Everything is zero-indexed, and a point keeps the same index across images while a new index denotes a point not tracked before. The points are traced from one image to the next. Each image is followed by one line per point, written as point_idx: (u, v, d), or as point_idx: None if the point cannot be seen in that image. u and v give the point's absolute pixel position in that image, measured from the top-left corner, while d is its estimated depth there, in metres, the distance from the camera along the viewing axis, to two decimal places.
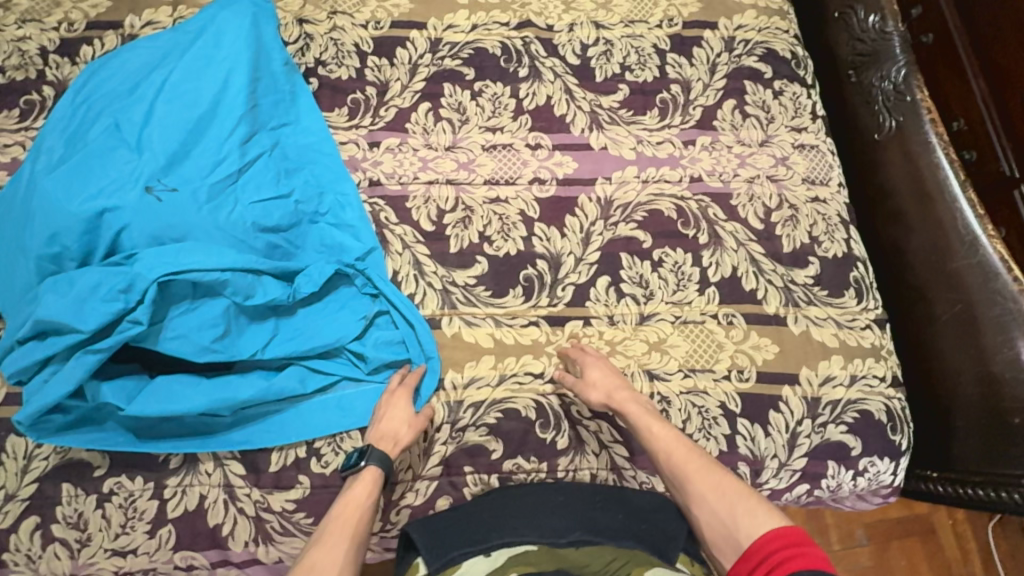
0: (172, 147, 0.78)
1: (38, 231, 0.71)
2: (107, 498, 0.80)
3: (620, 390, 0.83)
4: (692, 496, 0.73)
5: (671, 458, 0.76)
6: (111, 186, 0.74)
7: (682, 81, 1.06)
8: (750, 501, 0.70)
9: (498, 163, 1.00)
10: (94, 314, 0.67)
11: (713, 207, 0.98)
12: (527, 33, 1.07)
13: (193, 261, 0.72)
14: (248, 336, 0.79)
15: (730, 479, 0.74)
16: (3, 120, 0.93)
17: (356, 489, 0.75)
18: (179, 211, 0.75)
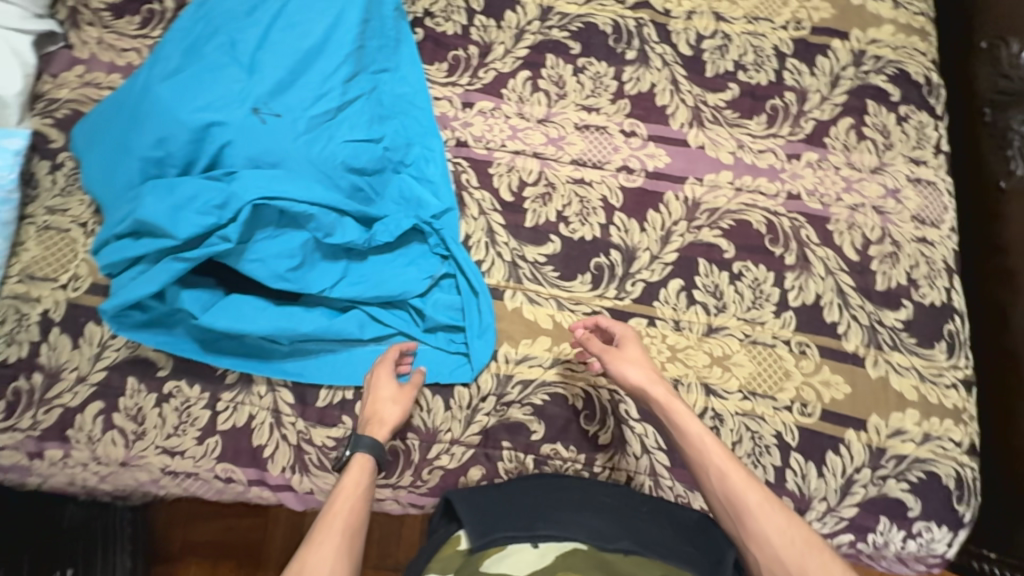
0: (279, 73, 0.79)
1: (148, 133, 0.73)
2: (165, 399, 0.84)
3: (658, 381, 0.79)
4: (753, 536, 0.68)
5: (727, 481, 0.71)
6: (220, 101, 0.75)
7: (798, 90, 0.99)
8: (817, 554, 0.67)
9: (589, 144, 0.97)
10: (188, 223, 0.69)
11: (807, 228, 0.92)
12: (642, 14, 1.03)
13: (285, 190, 0.73)
14: (319, 273, 0.79)
15: (795, 521, 0.69)
16: (124, 25, 0.99)
17: (350, 476, 0.75)
18: (279, 138, 0.76)
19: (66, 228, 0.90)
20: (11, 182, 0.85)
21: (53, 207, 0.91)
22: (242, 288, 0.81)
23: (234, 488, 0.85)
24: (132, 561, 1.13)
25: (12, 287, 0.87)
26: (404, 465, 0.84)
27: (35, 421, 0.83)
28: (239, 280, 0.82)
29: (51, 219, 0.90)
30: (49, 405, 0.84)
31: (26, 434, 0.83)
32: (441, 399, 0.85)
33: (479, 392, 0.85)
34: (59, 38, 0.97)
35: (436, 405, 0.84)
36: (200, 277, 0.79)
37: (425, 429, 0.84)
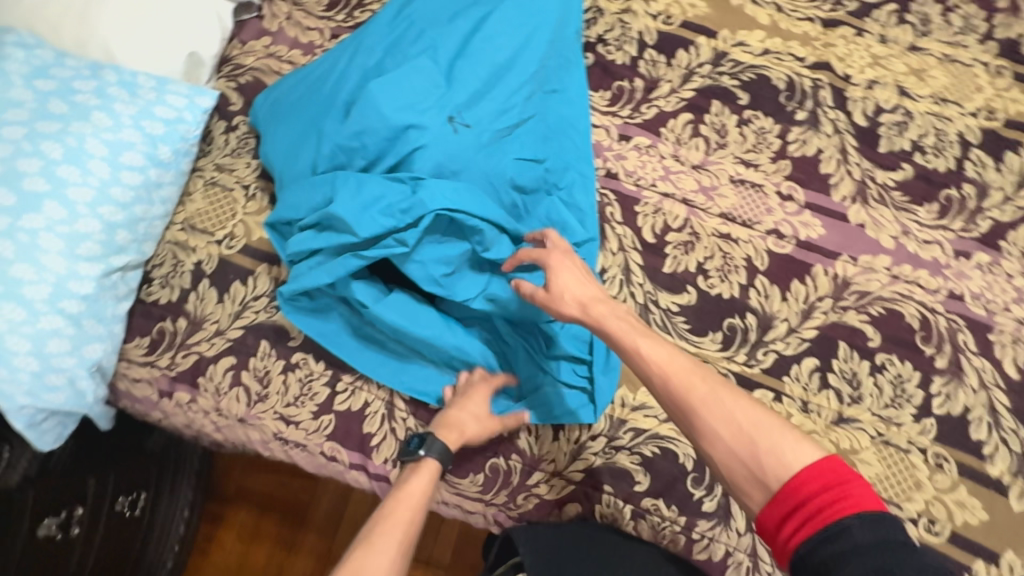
0: (469, 87, 0.81)
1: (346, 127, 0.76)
2: (292, 368, 0.87)
3: (596, 303, 0.70)
4: (703, 433, 0.61)
5: (671, 385, 0.64)
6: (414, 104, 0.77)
7: (978, 184, 0.92)
8: (776, 437, 0.58)
9: (741, 200, 0.94)
10: (372, 224, 0.72)
11: (966, 333, 0.86)
12: (820, 75, 0.98)
13: (462, 203, 0.74)
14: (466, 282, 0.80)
15: (743, 403, 0.61)
16: (314, 5, 1.03)
17: (417, 477, 0.76)
18: (460, 147, 0.77)
19: (230, 187, 0.95)
20: (194, 137, 0.89)
21: (222, 164, 0.96)
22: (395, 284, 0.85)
23: (334, 467, 0.88)
24: (191, 494, 1.28)
25: (174, 233, 0.93)
26: (501, 484, 0.84)
27: (173, 362, 0.89)
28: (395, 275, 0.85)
29: (218, 176, 0.96)
30: (188, 350, 0.89)
31: (162, 372, 0.89)
32: (551, 427, 0.85)
33: (590, 430, 0.84)
34: (254, 8, 1.03)
35: (545, 432, 0.84)
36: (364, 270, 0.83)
37: (529, 454, 0.84)
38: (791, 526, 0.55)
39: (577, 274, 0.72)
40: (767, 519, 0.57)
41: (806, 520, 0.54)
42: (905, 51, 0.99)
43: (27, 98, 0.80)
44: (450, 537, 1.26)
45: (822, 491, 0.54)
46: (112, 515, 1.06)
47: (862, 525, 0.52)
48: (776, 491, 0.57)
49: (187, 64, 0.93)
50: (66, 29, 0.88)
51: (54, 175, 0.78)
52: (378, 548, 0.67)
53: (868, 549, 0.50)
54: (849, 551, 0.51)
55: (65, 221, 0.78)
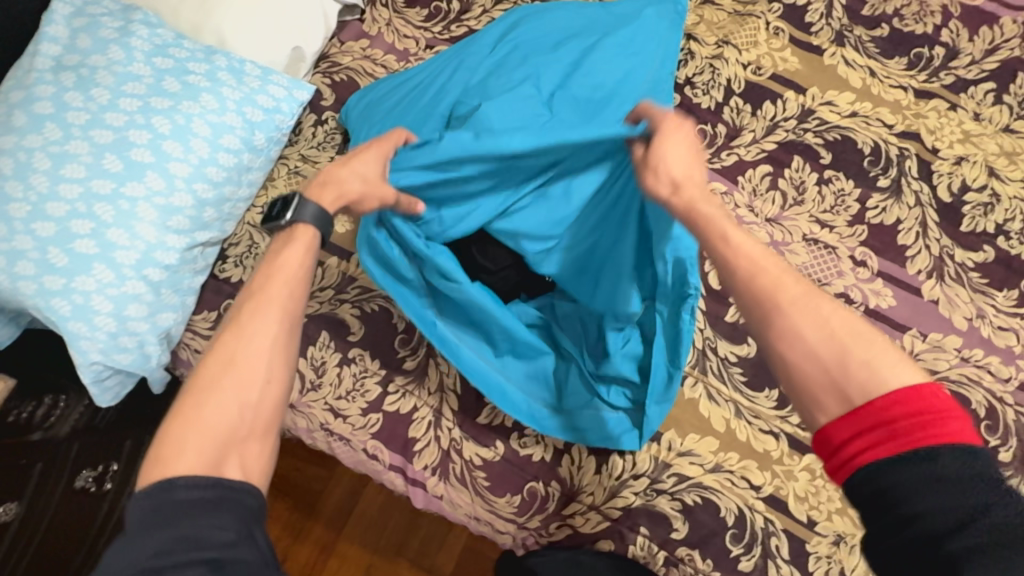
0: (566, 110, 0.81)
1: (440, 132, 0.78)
2: (347, 362, 0.89)
3: (690, 185, 0.65)
4: (782, 330, 0.54)
5: (755, 282, 0.56)
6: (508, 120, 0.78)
7: None
8: (875, 352, 0.51)
9: (812, 259, 0.93)
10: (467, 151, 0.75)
11: None
12: (908, 144, 0.98)
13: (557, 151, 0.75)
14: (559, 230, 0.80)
15: (839, 311, 0.54)
16: (414, 16, 1.07)
17: (292, 253, 0.65)
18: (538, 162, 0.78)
19: (312, 179, 0.98)
20: (287, 128, 0.93)
21: (307, 156, 0.99)
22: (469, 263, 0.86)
23: (373, 465, 0.89)
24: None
25: (253, 216, 0.96)
26: (536, 509, 0.84)
27: None
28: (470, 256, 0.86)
29: (301, 166, 0.99)
30: None
31: None
32: (595, 460, 0.84)
33: (633, 468, 0.83)
34: (357, 11, 1.07)
35: (588, 464, 0.83)
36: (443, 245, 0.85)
37: (569, 483, 0.83)
38: (861, 445, 0.49)
39: (688, 150, 0.67)
40: (837, 435, 0.50)
41: (885, 439, 0.48)
42: (998, 132, 0.98)
43: (146, 73, 0.85)
44: (454, 549, 1.26)
45: (913, 415, 0.47)
46: (141, 475, 1.07)
47: (953, 455, 0.46)
48: (860, 404, 0.49)
49: (290, 58, 0.97)
50: (186, 13, 0.93)
51: (159, 148, 0.83)
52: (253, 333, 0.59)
53: (953, 479, 0.45)
54: (925, 478, 0.45)
55: (163, 193, 0.82)
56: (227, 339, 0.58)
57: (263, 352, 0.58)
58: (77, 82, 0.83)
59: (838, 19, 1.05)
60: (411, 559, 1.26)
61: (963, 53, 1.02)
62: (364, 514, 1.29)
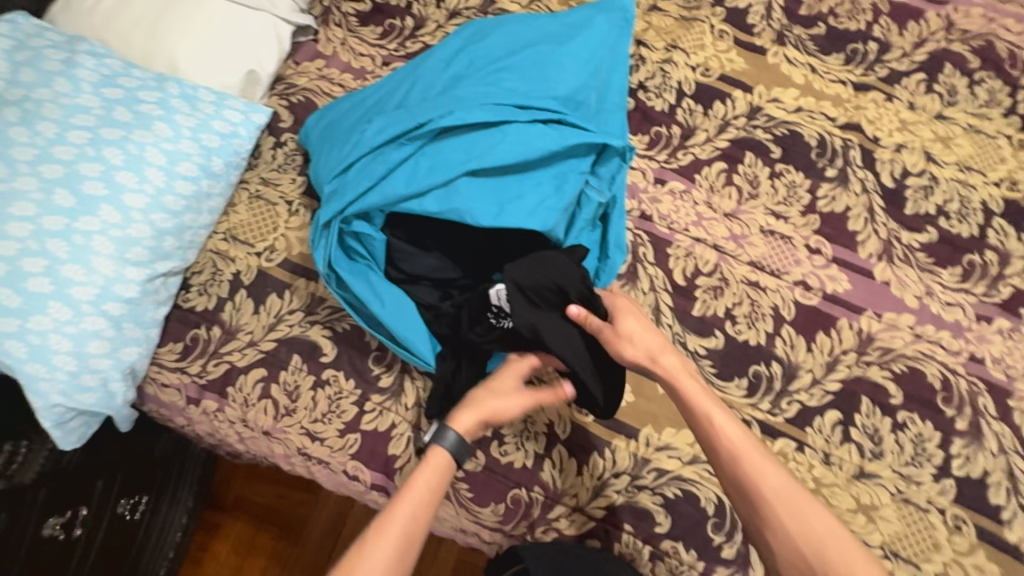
0: (521, 129, 0.76)
1: (395, 173, 0.75)
2: (321, 384, 0.88)
3: (663, 353, 0.74)
4: (766, 522, 0.67)
5: (737, 462, 0.69)
6: (460, 159, 0.74)
7: (1000, 252, 0.95)
8: (836, 539, 0.65)
9: (770, 250, 0.97)
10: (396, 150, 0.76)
11: (986, 397, 0.88)
12: (850, 135, 1.03)
13: (487, 145, 0.74)
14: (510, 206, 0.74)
15: (816, 507, 0.67)
16: (368, 34, 1.08)
17: (424, 479, 0.72)
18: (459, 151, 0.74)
19: (274, 202, 0.97)
20: (246, 151, 0.92)
21: (268, 178, 0.99)
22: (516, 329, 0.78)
23: (354, 486, 0.88)
24: (192, 501, 1.27)
25: (216, 242, 0.94)
26: (521, 516, 0.84)
27: (203, 369, 0.89)
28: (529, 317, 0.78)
29: (263, 189, 0.98)
30: (220, 359, 0.89)
31: (191, 378, 0.89)
32: (575, 461, 0.85)
33: (613, 467, 0.84)
34: (311, 31, 1.07)
35: (569, 467, 0.84)
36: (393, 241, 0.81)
37: (552, 487, 0.84)
38: None
39: (642, 321, 0.76)
40: None
41: None
42: (932, 119, 1.03)
43: (95, 105, 0.83)
44: (446, 565, 1.24)
45: None
46: (113, 518, 1.05)
47: None
48: None
49: (244, 81, 0.96)
50: (136, 42, 0.92)
51: (114, 180, 0.81)
52: (381, 539, 0.66)
53: None
54: None
55: (119, 225, 0.81)
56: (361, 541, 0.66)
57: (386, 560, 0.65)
58: (22, 117, 0.81)
59: (778, 21, 1.10)
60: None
61: (894, 47, 1.08)
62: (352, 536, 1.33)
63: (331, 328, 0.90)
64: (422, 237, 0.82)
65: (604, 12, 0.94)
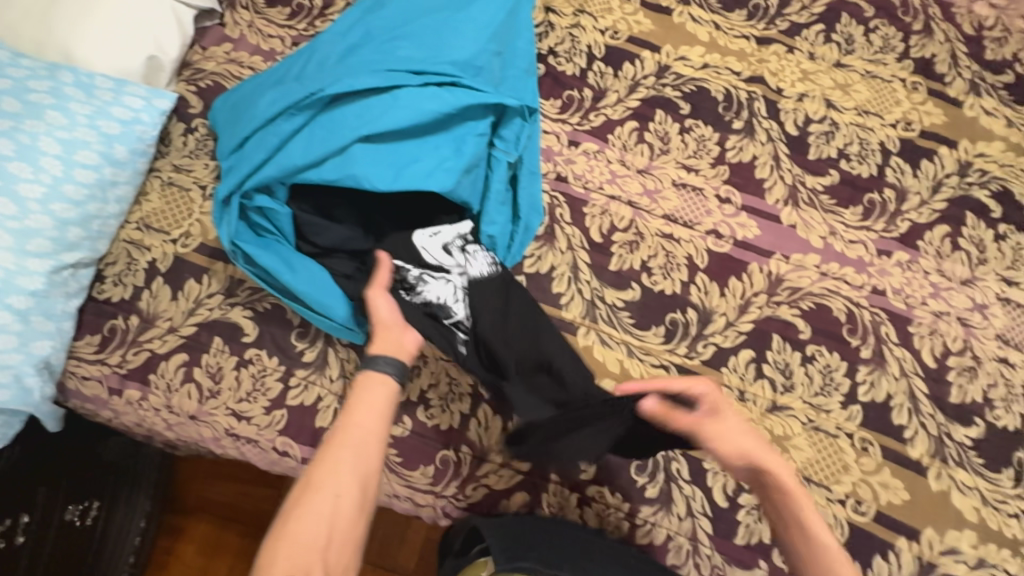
0: (413, 92, 0.77)
1: (291, 143, 0.75)
2: (244, 364, 0.88)
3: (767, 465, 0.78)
4: None
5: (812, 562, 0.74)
6: (353, 125, 0.75)
7: (897, 189, 1.00)
8: (814, 538, 0.75)
9: (683, 202, 0.99)
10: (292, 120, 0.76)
11: (888, 325, 0.92)
12: (755, 88, 1.06)
13: (380, 109, 0.75)
14: (409, 171, 0.75)
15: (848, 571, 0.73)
16: (276, 14, 1.07)
17: (368, 409, 0.73)
18: (353, 118, 0.75)
19: (188, 187, 0.96)
20: (151, 138, 0.91)
21: (180, 165, 0.97)
22: (440, 297, 0.82)
23: (286, 462, 0.88)
24: (149, 505, 1.23)
25: (129, 232, 0.93)
26: (451, 476, 0.86)
27: (123, 359, 0.89)
28: (483, 322, 0.80)
29: (175, 176, 0.97)
30: (139, 348, 0.89)
31: (112, 370, 0.89)
32: (500, 418, 0.87)
33: None
34: (216, 15, 1.06)
35: (494, 424, 0.86)
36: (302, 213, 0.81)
37: (479, 445, 0.86)
38: None
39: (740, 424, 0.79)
40: None
41: None
42: (832, 67, 1.07)
43: None
44: (412, 544, 1.26)
45: None
46: (61, 525, 1.03)
47: None
48: None
49: (146, 67, 0.95)
50: (27, 32, 0.90)
51: (6, 171, 0.80)
52: (335, 473, 0.69)
53: None
54: None
55: (15, 217, 0.80)
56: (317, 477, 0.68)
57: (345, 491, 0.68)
58: None
59: None
60: (374, 562, 1.25)
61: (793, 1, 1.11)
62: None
63: (251, 308, 0.90)
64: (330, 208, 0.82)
65: None
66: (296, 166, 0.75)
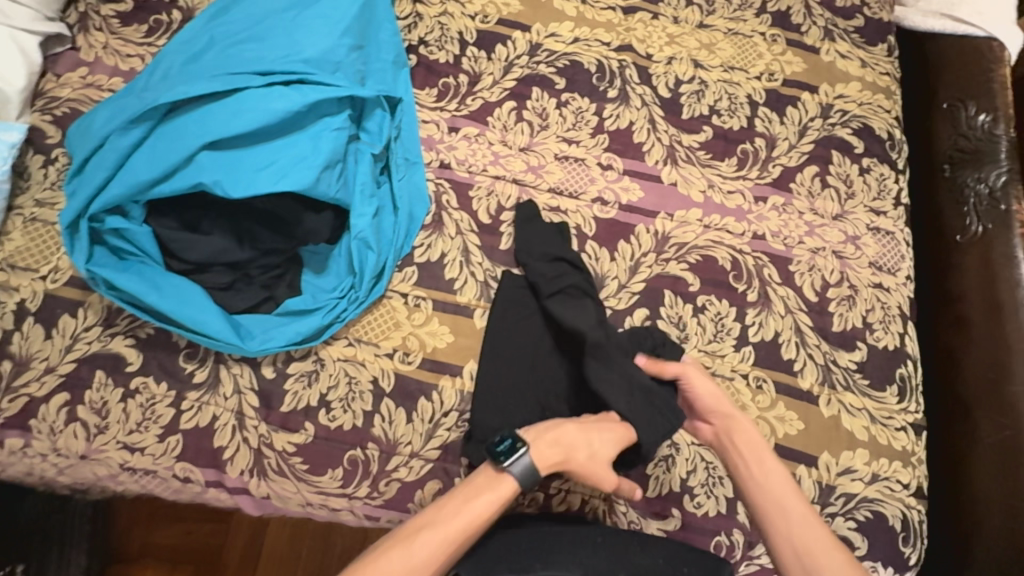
0: (255, 94, 0.78)
1: (135, 161, 0.76)
2: (131, 394, 0.84)
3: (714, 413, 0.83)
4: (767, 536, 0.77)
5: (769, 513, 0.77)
6: (197, 132, 0.75)
7: (767, 137, 1.04)
8: (809, 529, 0.76)
9: (566, 174, 1.01)
10: (135, 133, 0.77)
11: (770, 267, 0.96)
12: (625, 56, 1.08)
13: (222, 115, 0.76)
14: (260, 173, 0.76)
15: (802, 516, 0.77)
16: (131, 32, 1.03)
17: (489, 499, 0.73)
18: (195, 126, 0.76)
19: (52, 221, 0.92)
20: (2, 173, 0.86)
21: (43, 199, 0.93)
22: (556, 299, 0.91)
23: (191, 488, 0.86)
24: (87, 560, 1.13)
25: None
26: (362, 475, 0.85)
27: None
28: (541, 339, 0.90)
29: (39, 211, 0.92)
30: (16, 394, 0.84)
31: None
32: (404, 410, 0.86)
33: (442, 406, 0.87)
34: (68, 40, 1.01)
35: (399, 417, 0.86)
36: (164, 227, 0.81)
37: (385, 440, 0.85)
38: None
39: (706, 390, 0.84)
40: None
41: None
42: (695, 29, 1.11)
43: None
44: None
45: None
46: None
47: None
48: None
49: None
50: None
51: None
52: (437, 538, 0.70)
53: None
54: None
55: None
56: (407, 542, 0.70)
57: (427, 567, 0.69)
58: None
59: None
60: None
61: None
62: (272, 553, 1.23)
63: (133, 335, 0.86)
64: (194, 219, 0.82)
65: None
66: (143, 183, 0.75)
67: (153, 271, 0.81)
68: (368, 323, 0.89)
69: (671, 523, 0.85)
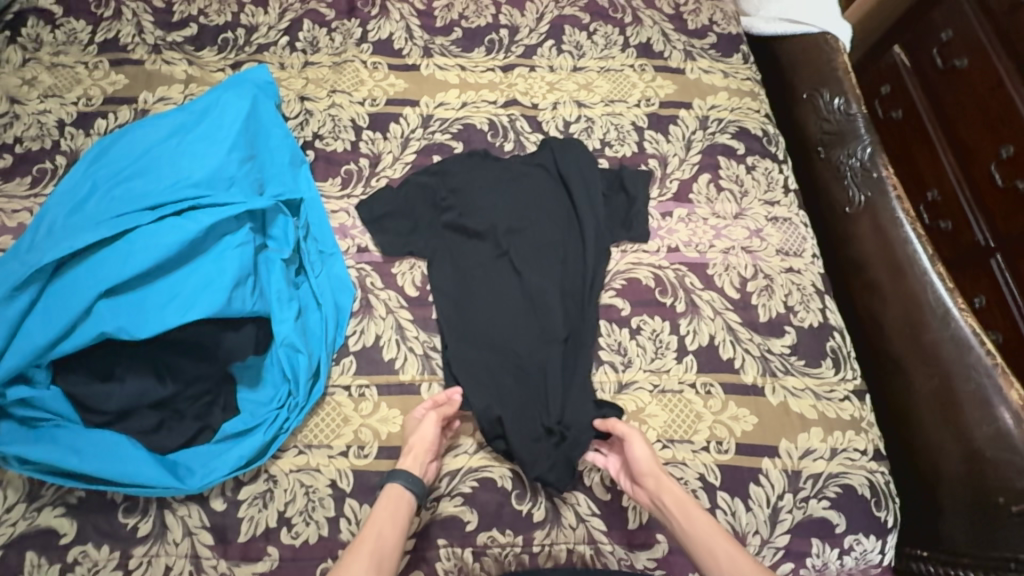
0: (148, 231, 0.78)
1: (29, 326, 0.73)
2: (69, 568, 0.77)
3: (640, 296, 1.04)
4: None
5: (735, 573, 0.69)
6: (91, 284, 0.75)
7: (659, 156, 1.12)
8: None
9: None
10: (24, 297, 0.75)
11: (690, 276, 1.01)
12: (513, 110, 1.14)
13: (115, 258, 0.76)
14: (167, 309, 0.75)
15: None
16: (15, 187, 1.00)
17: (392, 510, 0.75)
18: (89, 277, 0.75)
19: None
20: None
21: None
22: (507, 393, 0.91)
23: None
24: None
25: None
26: None
27: None
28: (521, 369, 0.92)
29: None
30: None
31: None
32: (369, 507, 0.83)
33: None
34: None
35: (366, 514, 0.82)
36: (81, 380, 0.78)
37: None
38: None
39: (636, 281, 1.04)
40: None
41: None
42: (571, 73, 1.19)
43: None
44: None
45: None
46: None
47: None
48: None
49: None
50: None
51: None
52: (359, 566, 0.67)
53: None
54: None
55: None
56: None
57: None
58: None
59: (420, 38, 1.19)
60: None
61: (521, 26, 1.23)
62: None
63: (62, 504, 0.80)
64: (106, 368, 0.79)
65: (233, 87, 1.01)
66: (41, 347, 0.72)
67: (78, 432, 0.78)
68: (315, 427, 0.87)
69: (658, 549, 0.85)
